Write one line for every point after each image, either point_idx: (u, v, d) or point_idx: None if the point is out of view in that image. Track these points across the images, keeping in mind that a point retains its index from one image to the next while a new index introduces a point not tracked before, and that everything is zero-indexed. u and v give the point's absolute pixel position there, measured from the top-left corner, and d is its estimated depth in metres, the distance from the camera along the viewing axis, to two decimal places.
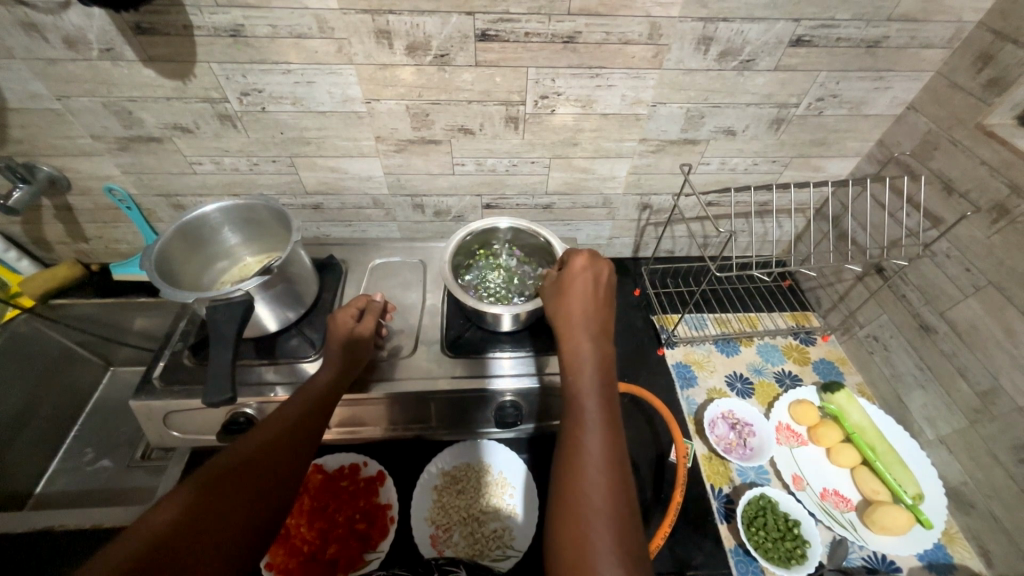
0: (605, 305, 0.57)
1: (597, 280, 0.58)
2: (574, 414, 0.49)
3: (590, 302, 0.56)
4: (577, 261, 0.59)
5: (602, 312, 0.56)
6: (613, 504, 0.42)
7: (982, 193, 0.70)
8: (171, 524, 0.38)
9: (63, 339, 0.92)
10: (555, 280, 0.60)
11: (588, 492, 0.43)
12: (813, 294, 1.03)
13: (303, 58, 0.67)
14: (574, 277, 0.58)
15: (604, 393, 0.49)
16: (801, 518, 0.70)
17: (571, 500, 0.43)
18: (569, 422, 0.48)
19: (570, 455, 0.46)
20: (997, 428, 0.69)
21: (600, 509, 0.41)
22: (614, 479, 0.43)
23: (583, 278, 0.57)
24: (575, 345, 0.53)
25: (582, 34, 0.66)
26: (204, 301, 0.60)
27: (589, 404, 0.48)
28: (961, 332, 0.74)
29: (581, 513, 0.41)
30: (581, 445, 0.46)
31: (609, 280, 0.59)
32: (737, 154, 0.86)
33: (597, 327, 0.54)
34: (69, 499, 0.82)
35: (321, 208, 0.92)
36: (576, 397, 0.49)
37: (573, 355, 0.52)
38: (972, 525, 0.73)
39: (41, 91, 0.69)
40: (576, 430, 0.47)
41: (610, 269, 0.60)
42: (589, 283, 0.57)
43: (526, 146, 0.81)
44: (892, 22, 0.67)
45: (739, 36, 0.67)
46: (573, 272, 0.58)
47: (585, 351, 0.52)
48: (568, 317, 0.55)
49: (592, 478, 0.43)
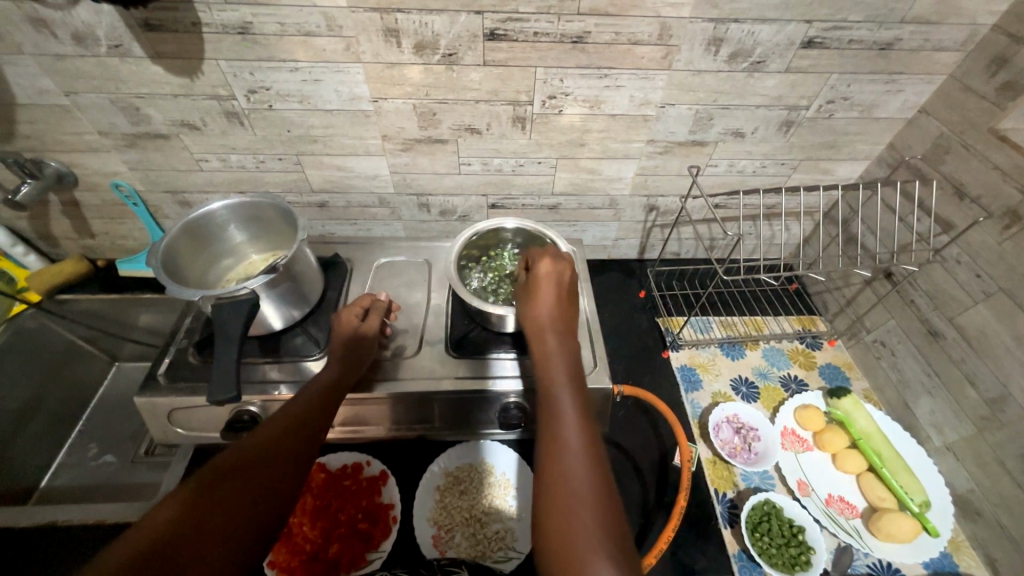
0: (570, 306, 0.59)
1: (562, 283, 0.60)
2: (552, 411, 0.49)
3: (558, 305, 0.58)
4: (542, 265, 0.61)
5: (567, 314, 0.58)
6: (599, 500, 0.42)
7: (994, 199, 0.69)
8: (172, 522, 0.38)
9: (69, 334, 0.93)
10: (524, 287, 0.62)
11: (572, 485, 0.42)
12: (819, 298, 1.03)
13: (311, 56, 0.66)
14: (541, 282, 0.60)
15: (578, 392, 0.50)
16: (805, 524, 0.70)
17: (556, 497, 0.42)
18: (546, 423, 0.48)
19: (549, 454, 0.45)
20: (1005, 437, 0.69)
21: (587, 502, 0.41)
22: (596, 470, 0.44)
23: (549, 281, 0.60)
24: (549, 348, 0.54)
25: (591, 34, 0.65)
26: (209, 299, 0.59)
27: (564, 403, 0.49)
28: (971, 338, 0.73)
29: (566, 510, 0.41)
30: (559, 442, 0.46)
31: (573, 283, 0.61)
32: (745, 156, 0.85)
33: (565, 327, 0.56)
34: (74, 494, 0.83)
35: (326, 206, 0.92)
36: (552, 399, 0.50)
37: (546, 358, 0.54)
38: (978, 533, 0.72)
39: (49, 87, 0.69)
40: (553, 428, 0.47)
41: (574, 271, 0.62)
42: (554, 286, 0.60)
43: (533, 146, 0.81)
44: (904, 25, 0.66)
45: (750, 38, 0.67)
46: (539, 276, 0.60)
47: (557, 352, 0.54)
48: (538, 319, 0.57)
49: (574, 473, 0.43)
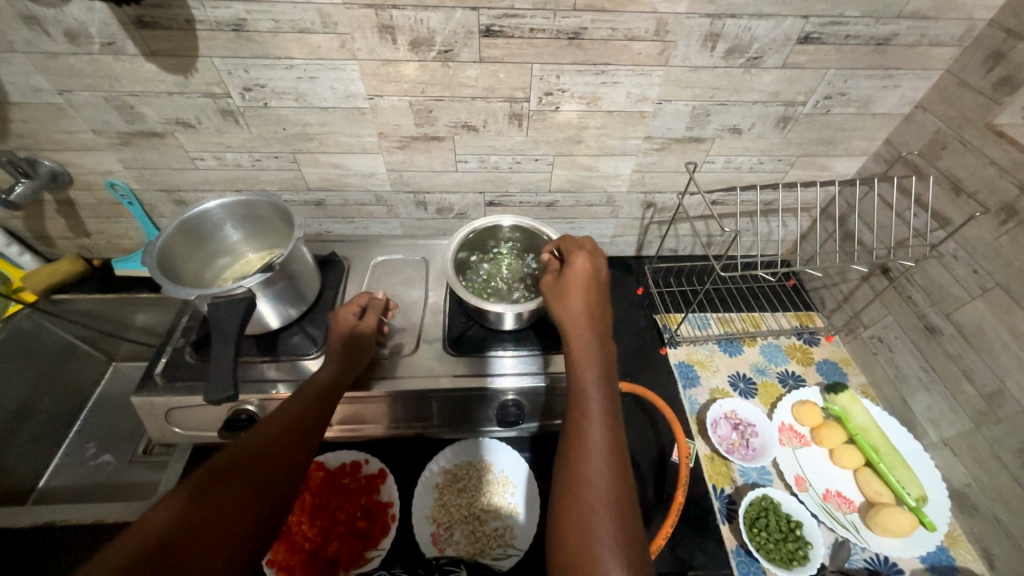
0: (604, 301, 0.58)
1: (598, 280, 0.59)
2: (577, 409, 0.48)
3: (592, 299, 0.57)
4: (578, 261, 0.59)
5: (602, 314, 0.56)
6: (616, 509, 0.41)
7: (991, 194, 0.69)
8: (170, 523, 0.38)
9: (65, 334, 0.92)
10: (556, 280, 0.60)
11: (592, 486, 0.42)
12: (817, 294, 1.03)
13: (306, 54, 0.66)
14: (575, 279, 0.57)
15: (606, 397, 0.49)
16: (804, 519, 0.70)
17: (574, 502, 0.42)
18: (570, 426, 0.48)
19: (572, 452, 0.45)
20: (1002, 431, 0.69)
21: (604, 503, 0.42)
22: (616, 473, 0.44)
23: (584, 275, 0.58)
24: (581, 348, 0.53)
25: (587, 30, 0.65)
26: (206, 298, 0.59)
27: (590, 407, 0.48)
28: (968, 334, 0.73)
29: (583, 517, 0.41)
30: (583, 448, 0.45)
31: (607, 279, 0.60)
32: (742, 152, 0.85)
33: (597, 323, 0.55)
34: (72, 494, 0.83)
35: (323, 204, 0.91)
36: (578, 401, 0.49)
37: (577, 358, 0.52)
38: (975, 527, 0.72)
39: (43, 85, 0.69)
40: (578, 427, 0.47)
41: (608, 268, 0.61)
42: (589, 282, 0.57)
43: (530, 143, 0.81)
44: (901, 20, 0.66)
45: (747, 33, 0.67)
46: (573, 274, 0.58)
47: (588, 352, 0.52)
48: (570, 312, 0.56)
49: (595, 482, 0.43)
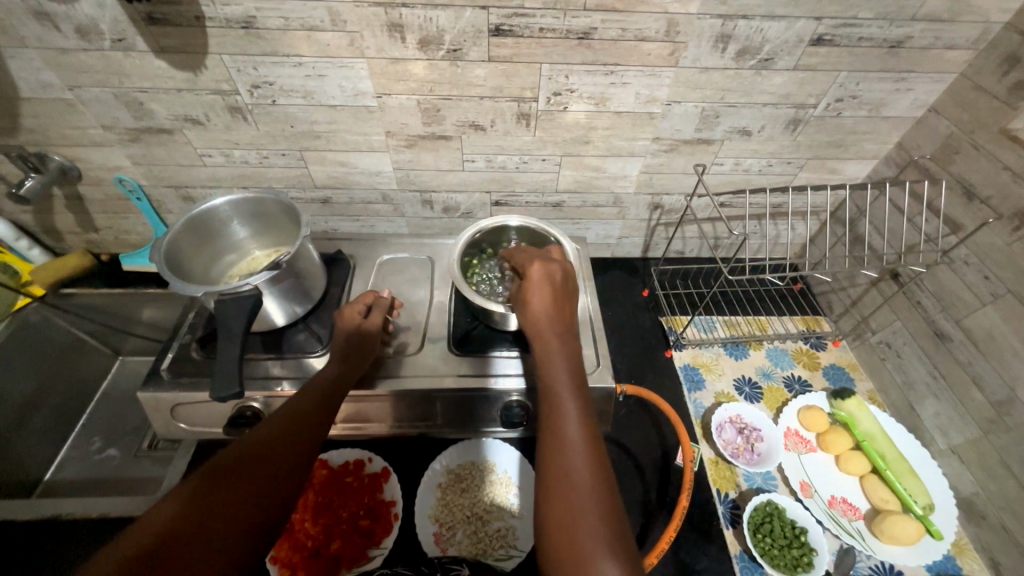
0: (566, 303, 0.58)
1: (554, 280, 0.60)
2: (551, 411, 0.48)
3: (553, 302, 0.57)
4: (532, 267, 0.60)
5: (565, 315, 0.57)
6: (601, 505, 0.41)
7: (1004, 200, 0.68)
8: (173, 519, 0.38)
9: (74, 329, 0.92)
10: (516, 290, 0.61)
11: (575, 483, 0.42)
12: (824, 298, 1.02)
13: (314, 51, 0.66)
14: (534, 286, 0.59)
15: (580, 395, 0.49)
16: (808, 526, 0.69)
17: (560, 504, 0.41)
18: (546, 428, 0.47)
19: (552, 454, 0.45)
20: (1011, 440, 0.68)
21: (589, 499, 0.41)
22: (598, 469, 0.43)
23: (540, 280, 0.59)
24: (550, 352, 0.53)
25: (597, 30, 0.65)
26: (212, 295, 0.59)
27: (565, 406, 0.48)
28: (978, 340, 0.72)
29: (569, 517, 0.40)
30: (563, 447, 0.45)
31: (566, 279, 0.61)
32: (751, 155, 0.84)
33: (564, 327, 0.55)
34: (78, 488, 0.83)
35: (329, 202, 0.91)
36: (552, 402, 0.49)
37: (547, 362, 0.52)
38: (982, 536, 0.71)
39: (53, 81, 0.69)
40: (554, 427, 0.47)
41: (564, 268, 0.62)
42: (547, 284, 0.59)
43: (537, 143, 0.80)
44: (915, 22, 0.65)
45: (759, 35, 0.66)
46: (532, 282, 0.59)
47: (557, 356, 0.52)
48: (535, 319, 0.56)
49: (578, 480, 0.42)
